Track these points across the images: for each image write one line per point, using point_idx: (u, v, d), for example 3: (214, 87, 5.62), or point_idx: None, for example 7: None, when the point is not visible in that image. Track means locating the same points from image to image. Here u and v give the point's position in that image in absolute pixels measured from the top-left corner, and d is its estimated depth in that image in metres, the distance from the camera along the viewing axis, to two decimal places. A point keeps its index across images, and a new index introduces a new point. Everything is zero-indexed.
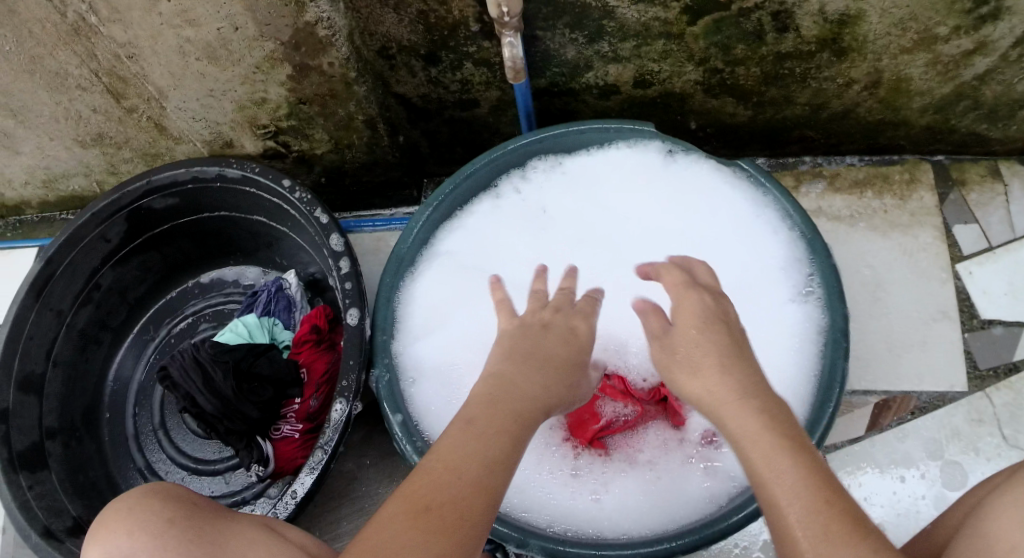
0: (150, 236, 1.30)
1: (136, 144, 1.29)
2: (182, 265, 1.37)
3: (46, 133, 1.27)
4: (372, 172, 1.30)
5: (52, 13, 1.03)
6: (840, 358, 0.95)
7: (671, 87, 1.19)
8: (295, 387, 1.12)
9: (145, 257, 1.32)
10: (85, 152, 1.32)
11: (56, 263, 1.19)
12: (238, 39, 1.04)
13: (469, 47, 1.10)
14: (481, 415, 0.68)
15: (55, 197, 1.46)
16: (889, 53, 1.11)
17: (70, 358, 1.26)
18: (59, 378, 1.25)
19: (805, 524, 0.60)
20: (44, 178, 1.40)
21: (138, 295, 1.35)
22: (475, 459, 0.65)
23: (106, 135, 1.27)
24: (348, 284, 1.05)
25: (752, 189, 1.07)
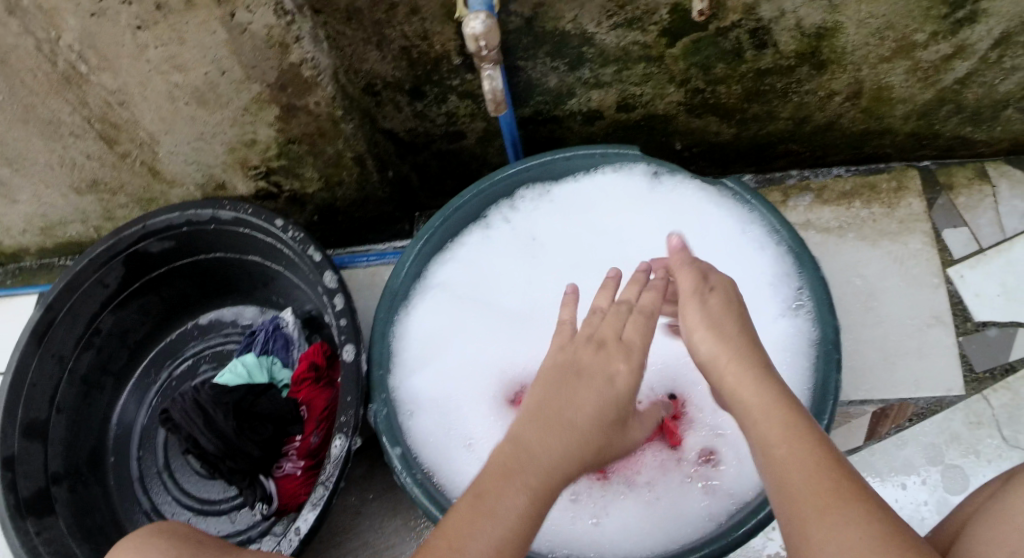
0: (149, 278, 1.31)
1: (130, 189, 1.31)
2: (181, 307, 1.39)
3: (42, 180, 1.29)
4: (364, 209, 1.31)
5: (42, 61, 1.04)
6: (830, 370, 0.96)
7: (655, 109, 1.20)
8: (295, 424, 1.13)
9: (144, 300, 1.34)
10: (81, 198, 1.34)
11: (56, 309, 1.20)
12: (225, 83, 1.06)
13: (453, 80, 1.12)
14: (488, 483, 0.68)
15: (52, 243, 1.48)
16: (869, 63, 1.12)
17: (73, 403, 1.27)
18: (63, 424, 1.26)
19: (807, 501, 0.64)
20: (42, 224, 1.41)
21: (139, 338, 1.37)
22: (481, 542, 0.64)
23: (101, 180, 1.29)
24: (344, 320, 1.06)
25: (738, 207, 1.09)
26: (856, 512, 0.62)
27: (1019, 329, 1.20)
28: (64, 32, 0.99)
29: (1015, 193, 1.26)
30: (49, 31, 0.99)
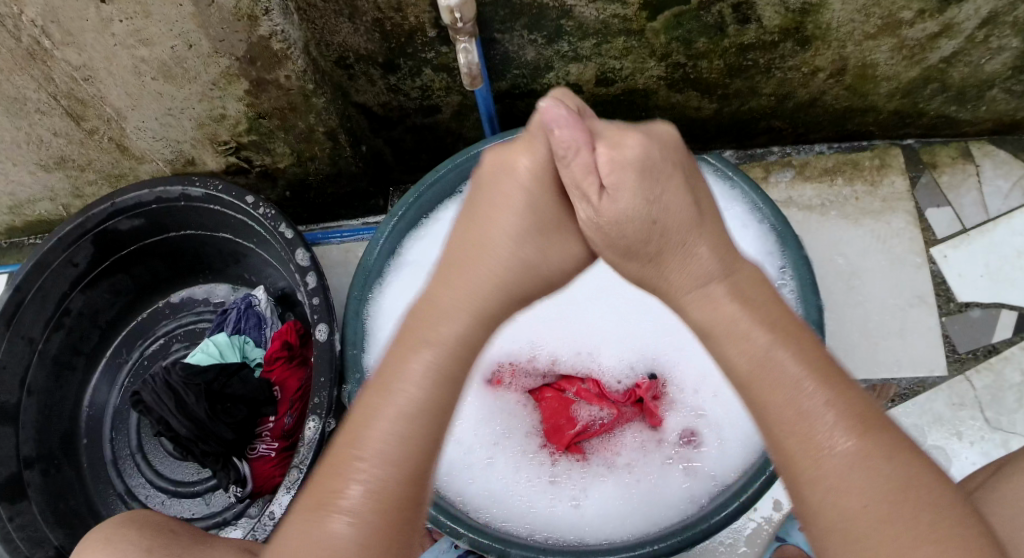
0: (119, 257, 1.28)
1: (99, 165, 1.27)
2: (152, 285, 1.35)
3: (8, 158, 1.25)
4: (337, 183, 1.27)
5: (7, 38, 1.00)
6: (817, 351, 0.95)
7: (634, 83, 1.18)
8: (270, 405, 1.11)
9: (114, 279, 1.30)
10: (49, 176, 1.30)
11: (25, 290, 1.17)
12: (193, 57, 1.03)
13: (427, 53, 1.09)
14: (392, 367, 0.69)
15: (22, 222, 1.44)
16: (854, 40, 1.09)
17: (44, 386, 1.25)
18: (34, 406, 1.23)
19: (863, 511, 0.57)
20: (10, 203, 1.38)
21: (110, 317, 1.33)
22: (385, 434, 0.65)
23: (69, 158, 1.25)
24: (316, 299, 1.04)
25: (720, 183, 1.08)
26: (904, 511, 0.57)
27: (1001, 310, 1.19)
28: (25, 6, 0.95)
29: (998, 172, 1.25)
30: (11, 6, 0.95)
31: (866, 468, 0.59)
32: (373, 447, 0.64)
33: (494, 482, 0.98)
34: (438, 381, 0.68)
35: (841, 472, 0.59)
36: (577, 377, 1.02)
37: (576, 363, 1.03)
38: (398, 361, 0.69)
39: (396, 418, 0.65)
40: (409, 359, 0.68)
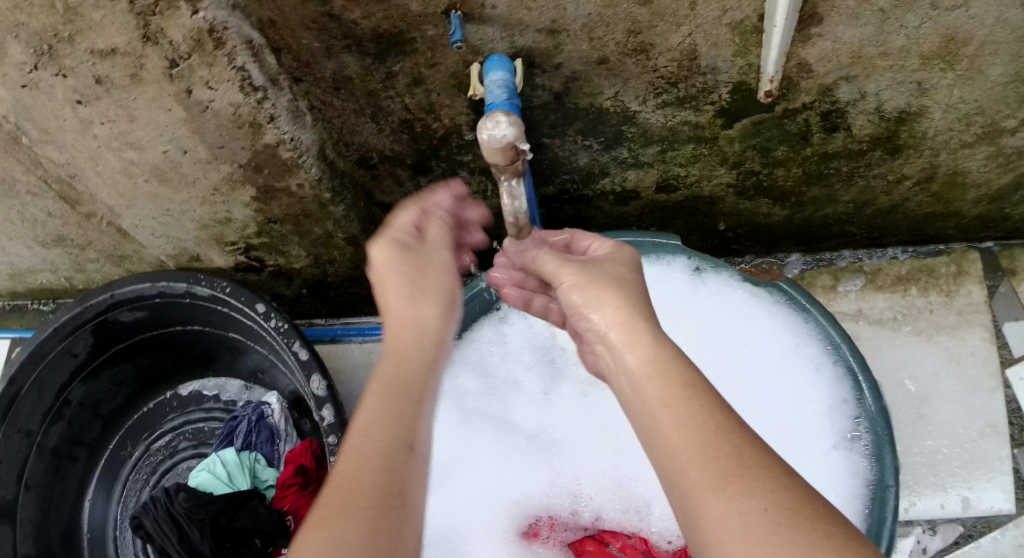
0: (124, 345, 1.17)
1: (100, 246, 1.13)
2: (159, 375, 1.24)
3: (3, 233, 1.12)
4: (359, 285, 1.14)
5: None
6: (887, 521, 0.83)
7: (699, 191, 1.04)
8: (281, 537, 1.00)
9: (118, 369, 1.19)
10: (48, 251, 1.16)
11: (20, 382, 1.07)
12: (189, 162, 0.90)
13: (463, 156, 0.96)
14: (340, 472, 0.52)
15: (24, 288, 1.31)
16: (949, 148, 0.95)
17: (43, 479, 1.13)
18: (33, 502, 1.12)
19: (698, 467, 0.52)
20: (9, 272, 1.25)
21: (114, 407, 1.22)
22: (329, 539, 0.47)
23: (66, 238, 1.12)
24: (333, 437, 0.94)
25: (793, 314, 0.96)
26: (762, 480, 0.50)
27: None
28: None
29: None
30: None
31: (735, 485, 0.50)
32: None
33: None
34: (389, 468, 0.52)
35: (714, 493, 0.50)
36: (620, 533, 0.92)
37: (621, 520, 0.93)
38: (341, 465, 0.52)
39: (342, 523, 0.48)
40: (348, 464, 0.52)
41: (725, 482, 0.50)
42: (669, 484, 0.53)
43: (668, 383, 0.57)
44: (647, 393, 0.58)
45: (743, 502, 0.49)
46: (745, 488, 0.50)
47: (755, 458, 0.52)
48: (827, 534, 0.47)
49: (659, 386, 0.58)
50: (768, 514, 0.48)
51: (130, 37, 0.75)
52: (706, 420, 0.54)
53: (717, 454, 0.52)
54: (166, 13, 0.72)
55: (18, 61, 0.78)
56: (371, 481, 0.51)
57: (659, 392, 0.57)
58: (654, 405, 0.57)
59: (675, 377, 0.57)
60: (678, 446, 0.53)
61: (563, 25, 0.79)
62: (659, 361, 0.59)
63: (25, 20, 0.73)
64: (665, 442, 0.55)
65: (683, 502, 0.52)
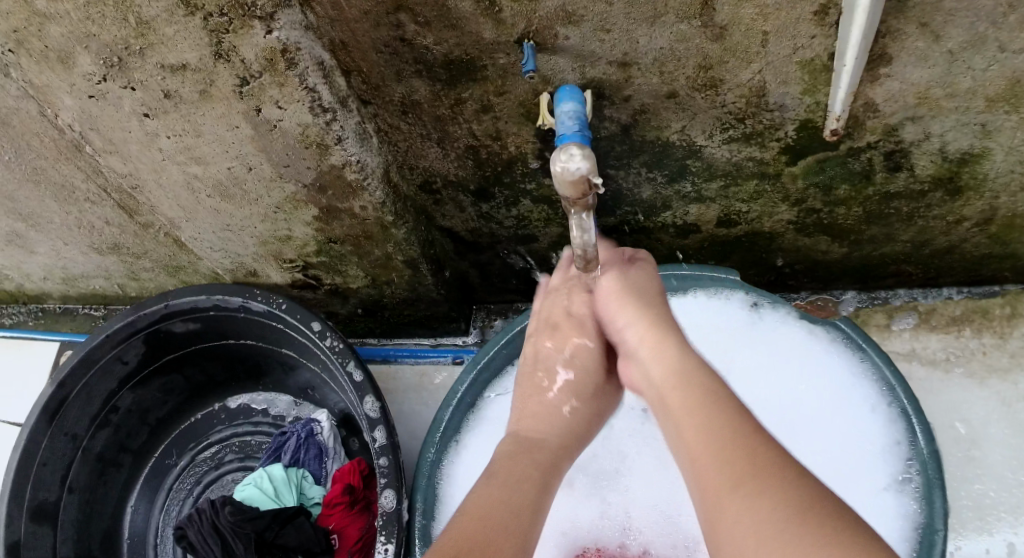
0: (176, 354, 1.17)
1: (155, 255, 1.14)
2: (207, 386, 1.24)
3: (59, 238, 1.14)
4: (414, 307, 1.13)
5: (49, 127, 0.89)
6: None
7: (759, 227, 1.04)
8: (325, 557, 1.00)
9: (168, 378, 1.20)
10: (103, 258, 1.18)
11: (69, 385, 1.07)
12: (253, 180, 0.90)
13: (526, 184, 0.95)
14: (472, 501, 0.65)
15: (76, 292, 1.32)
16: (1009, 191, 0.95)
17: (87, 484, 1.14)
18: (75, 506, 1.13)
19: (713, 475, 0.55)
20: (62, 276, 1.26)
21: (161, 415, 1.23)
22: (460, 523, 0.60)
23: (122, 245, 1.12)
24: (384, 458, 0.94)
25: (849, 352, 0.95)
26: (773, 485, 0.52)
27: None
28: (60, 110, 0.85)
29: None
30: (45, 107, 0.86)
31: (746, 487, 0.53)
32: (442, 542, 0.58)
33: None
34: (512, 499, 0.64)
35: (728, 493, 0.53)
36: None
37: (670, 555, 0.91)
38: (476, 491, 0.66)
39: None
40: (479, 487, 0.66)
41: (738, 484, 0.53)
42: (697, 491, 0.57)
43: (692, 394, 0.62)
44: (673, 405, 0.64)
45: (754, 506, 0.51)
46: (753, 488, 0.52)
47: (769, 460, 0.54)
48: (834, 531, 0.48)
49: (680, 394, 0.63)
50: (774, 510, 0.50)
51: (202, 54, 0.75)
52: (719, 422, 0.58)
53: (731, 456, 0.55)
54: (238, 31, 0.72)
55: (87, 71, 0.79)
56: (497, 531, 0.59)
57: (682, 400, 0.62)
58: (680, 413, 0.62)
59: (690, 384, 0.63)
60: (698, 452, 0.58)
61: (635, 58, 0.79)
62: (683, 376, 0.65)
63: (97, 31, 0.75)
64: (686, 445, 0.59)
65: (706, 504, 0.55)
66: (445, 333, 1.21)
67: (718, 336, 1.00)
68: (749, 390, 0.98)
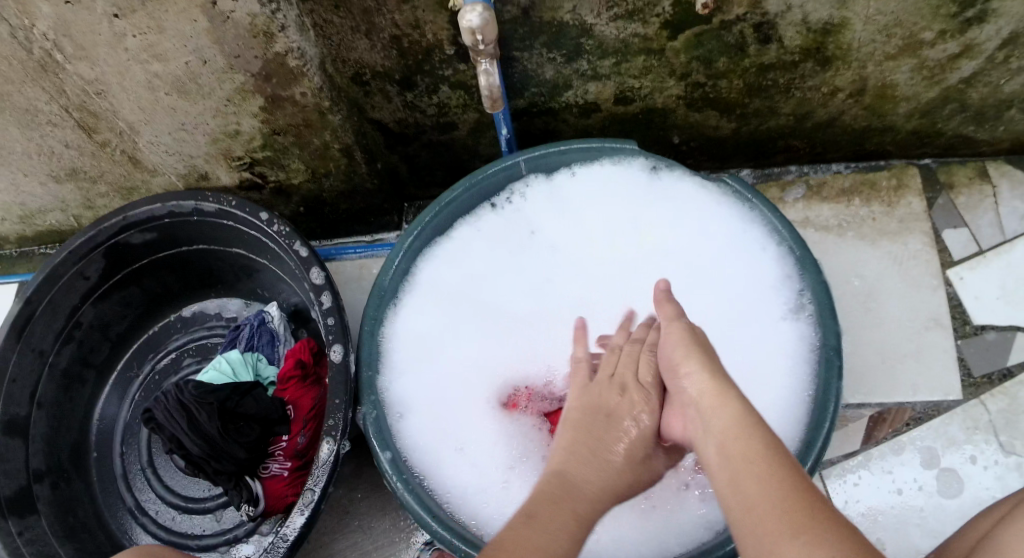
0: (135, 267, 1.28)
1: (111, 177, 1.25)
2: (164, 298, 1.36)
3: (19, 169, 1.23)
4: (351, 200, 1.26)
5: (17, 49, 0.96)
6: (833, 380, 0.95)
7: (653, 102, 1.16)
8: (282, 424, 1.09)
9: (126, 292, 1.30)
10: (60, 186, 1.28)
11: (36, 302, 1.17)
12: (207, 73, 1.00)
13: (445, 70, 1.07)
14: (547, 512, 0.76)
15: (33, 231, 1.43)
16: (874, 60, 1.08)
17: (54, 398, 1.24)
18: (45, 419, 1.23)
19: (772, 518, 0.61)
20: (21, 213, 1.36)
21: (121, 330, 1.33)
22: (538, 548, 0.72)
23: (80, 169, 1.22)
24: (331, 319, 1.04)
25: (739, 203, 1.07)
26: (828, 533, 0.58)
27: (1016, 332, 1.19)
28: (36, 19, 0.91)
29: (1015, 193, 1.25)
30: (21, 19, 0.91)
31: (802, 534, 0.58)
32: None
33: None
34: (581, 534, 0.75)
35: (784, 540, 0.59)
36: None
37: None
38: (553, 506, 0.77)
39: None
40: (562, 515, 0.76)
41: (801, 529, 0.59)
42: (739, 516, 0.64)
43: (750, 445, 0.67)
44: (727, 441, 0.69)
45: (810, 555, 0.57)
46: (809, 535, 0.58)
47: (810, 516, 0.60)
48: None
49: (745, 446, 0.67)
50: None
51: None
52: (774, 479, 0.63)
53: (786, 507, 0.61)
54: None
55: None
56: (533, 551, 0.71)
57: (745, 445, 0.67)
58: (738, 457, 0.67)
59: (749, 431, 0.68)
60: (754, 494, 0.63)
61: None
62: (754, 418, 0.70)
63: None
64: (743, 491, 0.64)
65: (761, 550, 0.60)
66: (382, 229, 1.34)
67: (613, 199, 1.12)
68: (654, 244, 1.11)
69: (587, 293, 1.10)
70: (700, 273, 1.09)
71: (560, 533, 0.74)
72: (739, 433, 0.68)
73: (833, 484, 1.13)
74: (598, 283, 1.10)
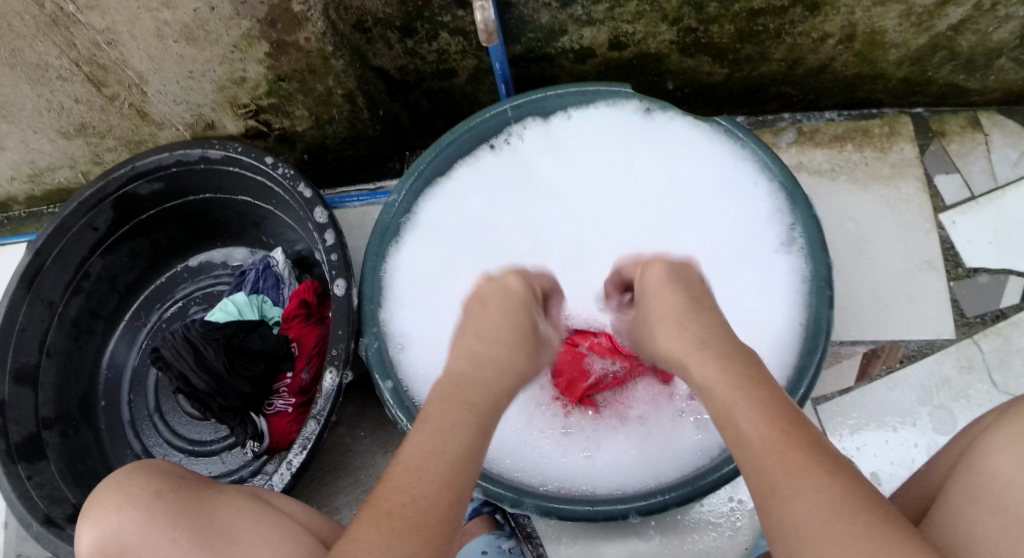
0: (141, 220, 1.33)
1: (119, 132, 1.29)
2: (170, 250, 1.41)
3: (29, 126, 1.27)
4: (354, 146, 1.32)
5: (30, 5, 1.01)
6: (825, 309, 0.97)
7: (647, 48, 1.19)
8: (287, 361, 1.17)
9: (134, 244, 1.35)
10: (69, 143, 1.32)
11: (45, 254, 1.22)
12: (215, 19, 1.03)
13: (443, 17, 1.11)
14: (440, 415, 0.70)
15: (42, 191, 1.49)
16: (862, 5, 1.10)
17: (64, 349, 1.29)
18: (54, 368, 1.27)
19: (770, 461, 0.62)
20: (30, 171, 1.42)
21: (129, 282, 1.38)
22: (436, 456, 0.66)
23: (89, 125, 1.27)
24: (334, 256, 1.06)
25: (731, 142, 1.08)
26: (822, 476, 0.60)
27: (1009, 276, 1.20)
28: None
29: (1007, 141, 1.26)
30: None
31: (805, 472, 0.60)
32: (423, 488, 0.63)
33: (509, 430, 1.04)
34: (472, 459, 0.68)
35: (780, 493, 0.60)
36: (589, 332, 1.10)
37: (588, 319, 1.10)
38: (444, 408, 0.71)
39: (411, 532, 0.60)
40: (455, 409, 0.71)
41: (795, 471, 0.60)
42: (751, 477, 0.63)
43: (738, 399, 0.67)
44: (714, 390, 0.70)
45: (807, 498, 0.59)
46: (810, 482, 0.59)
47: (810, 457, 0.61)
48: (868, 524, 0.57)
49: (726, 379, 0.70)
50: (812, 508, 0.58)
51: None
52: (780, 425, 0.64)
53: (790, 447, 0.62)
54: None
55: None
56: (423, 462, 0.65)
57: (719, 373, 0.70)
58: (731, 403, 0.67)
59: (731, 383, 0.69)
60: (755, 437, 0.64)
61: None
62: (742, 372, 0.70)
63: None
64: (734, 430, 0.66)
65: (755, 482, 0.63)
66: (384, 177, 1.42)
67: (607, 140, 1.14)
68: (645, 183, 1.14)
69: (584, 229, 1.14)
70: (692, 211, 1.12)
71: (461, 431, 0.69)
72: (704, 366, 0.72)
73: (828, 420, 1.14)
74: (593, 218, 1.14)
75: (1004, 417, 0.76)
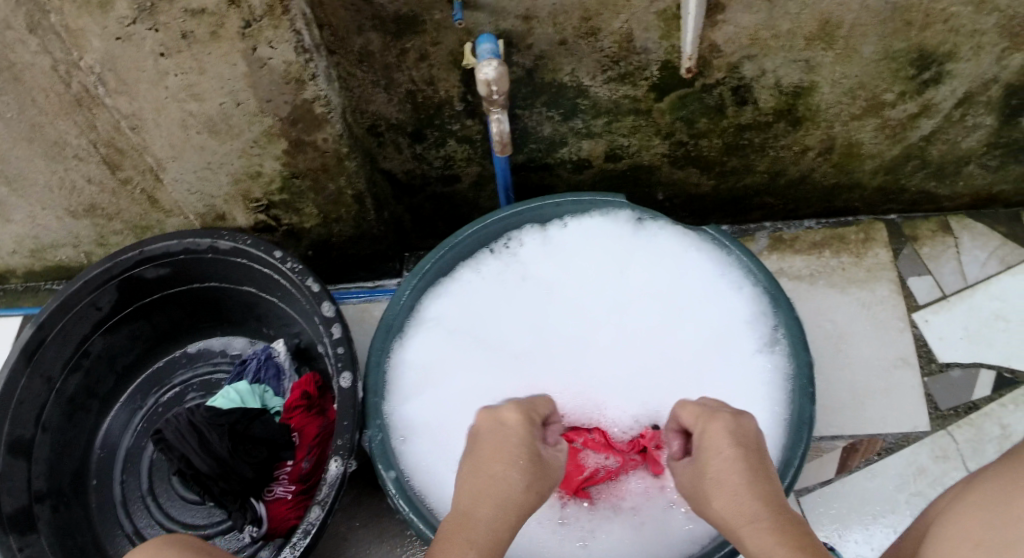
0: (142, 303, 1.36)
1: (127, 216, 1.32)
2: (169, 335, 1.44)
3: (38, 203, 1.29)
4: (359, 244, 1.37)
5: (56, 82, 1.02)
6: (807, 411, 1.03)
7: (641, 160, 1.26)
8: (287, 449, 1.20)
9: (134, 327, 1.38)
10: (76, 221, 1.35)
11: (47, 328, 1.23)
12: (239, 114, 1.06)
13: (453, 125, 1.17)
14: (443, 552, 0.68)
15: (40, 266, 1.51)
16: (841, 120, 1.17)
17: (58, 424, 1.30)
18: (48, 443, 1.28)
19: None
20: (33, 247, 1.44)
21: (126, 362, 1.41)
22: None
23: (98, 206, 1.30)
24: (341, 348, 1.11)
25: (718, 251, 1.16)
26: None
27: (980, 369, 1.27)
28: (85, 53, 0.97)
29: (976, 243, 1.34)
30: (71, 51, 0.97)
31: None
32: None
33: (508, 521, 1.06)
34: None
35: None
36: (583, 428, 1.11)
37: (582, 418, 1.13)
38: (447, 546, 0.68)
39: None
40: (459, 548, 0.68)
41: None
42: None
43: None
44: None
45: None
46: None
47: None
48: None
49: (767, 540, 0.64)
50: None
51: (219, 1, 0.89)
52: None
53: None
54: None
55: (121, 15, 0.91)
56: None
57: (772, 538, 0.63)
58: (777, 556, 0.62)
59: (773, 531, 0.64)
60: None
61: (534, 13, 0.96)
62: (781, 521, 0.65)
63: None
64: None
65: None
66: (384, 275, 1.47)
67: (601, 246, 1.21)
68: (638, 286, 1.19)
69: (580, 329, 1.19)
70: (684, 311, 1.17)
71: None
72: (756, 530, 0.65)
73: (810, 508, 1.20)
74: (587, 317, 1.19)
75: (966, 487, 0.81)
